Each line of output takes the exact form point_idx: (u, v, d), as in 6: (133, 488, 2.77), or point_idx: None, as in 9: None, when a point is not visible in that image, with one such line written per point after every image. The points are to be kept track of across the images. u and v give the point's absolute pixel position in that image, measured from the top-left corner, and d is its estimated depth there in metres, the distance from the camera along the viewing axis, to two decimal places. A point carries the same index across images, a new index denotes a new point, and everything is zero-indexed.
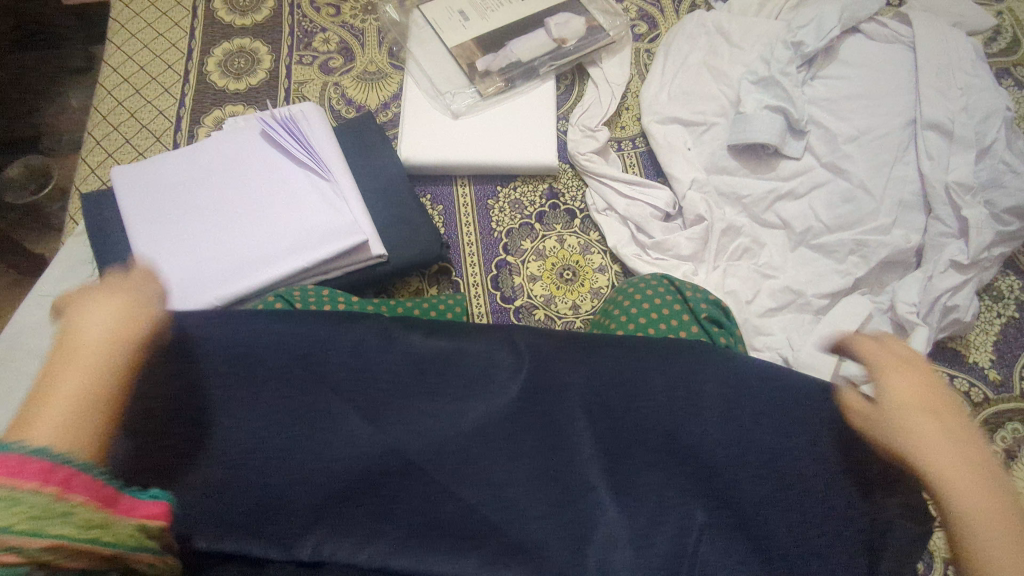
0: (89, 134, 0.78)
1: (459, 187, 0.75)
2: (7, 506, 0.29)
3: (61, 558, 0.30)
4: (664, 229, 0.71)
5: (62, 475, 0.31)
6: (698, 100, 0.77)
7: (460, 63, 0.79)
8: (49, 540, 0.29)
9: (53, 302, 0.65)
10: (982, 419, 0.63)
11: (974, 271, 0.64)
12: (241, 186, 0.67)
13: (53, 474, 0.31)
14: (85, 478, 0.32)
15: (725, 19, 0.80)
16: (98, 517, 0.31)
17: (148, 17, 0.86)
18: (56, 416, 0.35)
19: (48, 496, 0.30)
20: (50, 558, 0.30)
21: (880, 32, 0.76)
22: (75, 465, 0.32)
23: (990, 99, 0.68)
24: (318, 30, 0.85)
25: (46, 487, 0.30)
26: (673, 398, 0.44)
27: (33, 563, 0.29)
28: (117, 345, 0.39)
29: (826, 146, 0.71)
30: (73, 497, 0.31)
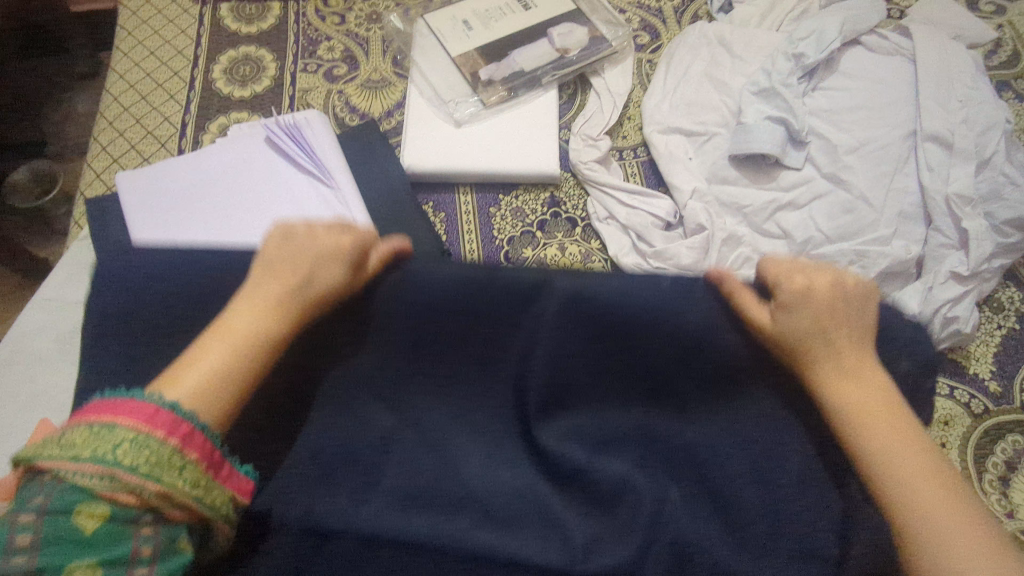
0: (94, 140, 0.78)
1: (461, 195, 0.76)
2: (140, 447, 0.36)
3: (165, 508, 0.36)
4: (665, 238, 0.72)
5: (149, 412, 0.38)
6: (699, 111, 0.77)
7: (463, 72, 0.80)
8: (162, 485, 0.36)
9: (55, 306, 0.65)
10: (983, 431, 0.63)
11: (974, 282, 0.65)
12: (245, 194, 0.67)
13: (177, 429, 0.38)
14: (202, 439, 0.39)
15: (726, 30, 0.81)
16: (169, 450, 0.37)
17: (155, 25, 0.87)
18: (205, 373, 0.42)
19: (171, 446, 0.37)
20: (155, 504, 0.36)
21: (880, 44, 0.77)
22: (196, 425, 0.39)
23: (990, 111, 0.68)
24: (323, 39, 0.86)
25: (171, 439, 0.37)
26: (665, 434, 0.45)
27: (143, 508, 0.36)
28: (273, 320, 0.44)
29: (826, 157, 0.72)
30: (188, 452, 0.38)
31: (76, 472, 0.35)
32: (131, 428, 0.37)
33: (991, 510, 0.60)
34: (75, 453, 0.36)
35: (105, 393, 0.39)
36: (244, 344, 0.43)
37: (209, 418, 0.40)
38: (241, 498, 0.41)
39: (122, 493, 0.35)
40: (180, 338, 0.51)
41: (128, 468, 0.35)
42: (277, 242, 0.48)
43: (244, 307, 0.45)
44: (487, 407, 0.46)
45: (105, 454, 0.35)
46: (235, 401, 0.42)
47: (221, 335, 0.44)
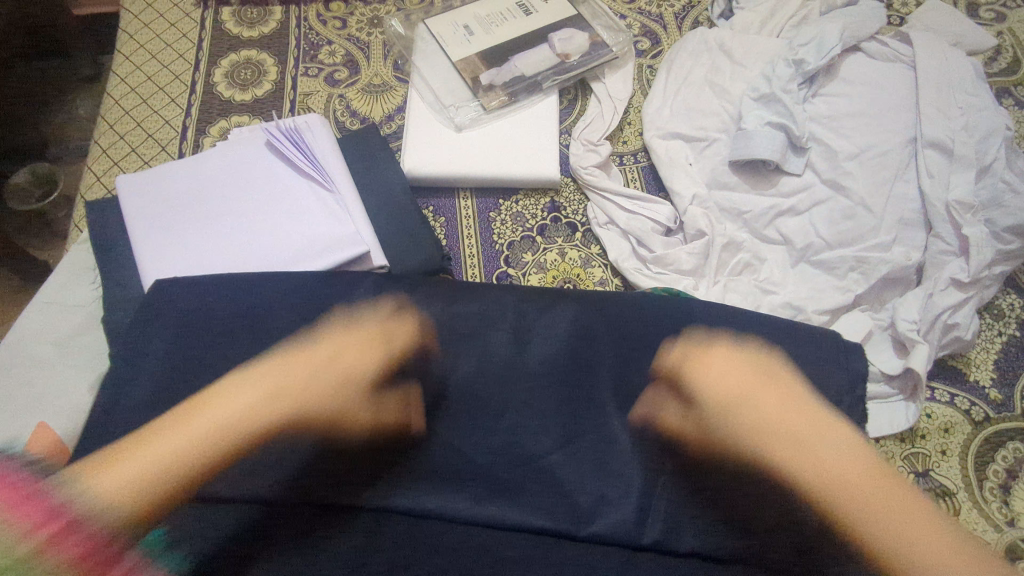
0: (95, 142, 0.78)
1: (462, 200, 0.76)
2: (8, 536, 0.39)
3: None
4: (665, 243, 0.72)
5: None
6: (699, 117, 0.77)
7: (464, 77, 0.80)
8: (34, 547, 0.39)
9: (54, 309, 0.65)
10: (984, 438, 0.63)
11: (975, 288, 0.64)
12: (245, 197, 0.67)
13: None
14: (84, 532, 0.41)
15: (727, 36, 0.81)
16: None
17: (156, 28, 0.87)
18: (169, 458, 0.46)
19: (37, 537, 0.40)
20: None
21: (880, 51, 0.77)
22: (104, 522, 0.42)
23: (990, 118, 0.68)
24: (325, 43, 0.86)
25: (41, 529, 0.40)
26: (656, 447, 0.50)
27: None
28: (225, 433, 0.47)
29: (827, 163, 0.72)
30: (57, 548, 0.40)
31: None
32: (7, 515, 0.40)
33: (992, 517, 0.59)
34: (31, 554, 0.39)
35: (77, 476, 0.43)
36: (210, 443, 0.47)
37: (114, 519, 0.42)
38: None
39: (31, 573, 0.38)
40: (197, 343, 0.54)
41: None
42: (302, 281, 0.57)
43: (242, 391, 0.50)
44: (494, 398, 0.51)
45: None
46: (180, 488, 0.46)
47: (191, 431, 0.47)
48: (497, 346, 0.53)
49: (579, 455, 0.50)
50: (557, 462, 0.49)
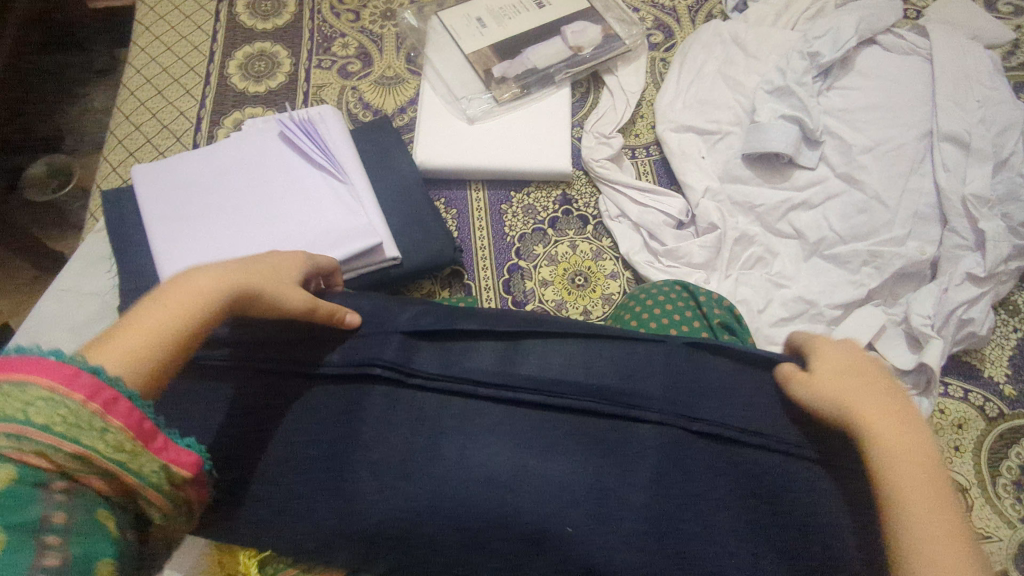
0: (111, 133, 0.79)
1: (473, 192, 0.76)
2: (55, 407, 0.29)
3: (83, 473, 0.30)
4: (676, 236, 0.72)
5: (33, 361, 0.30)
6: (713, 109, 0.77)
7: (477, 69, 0.80)
8: (83, 448, 0.29)
9: (69, 296, 0.66)
10: (997, 434, 0.63)
11: (990, 283, 0.64)
12: (260, 188, 0.68)
13: (99, 390, 0.30)
14: (128, 403, 0.31)
15: (742, 29, 0.80)
16: (83, 412, 0.30)
17: (172, 20, 0.87)
18: (125, 351, 0.36)
19: (91, 410, 0.30)
20: (70, 467, 0.30)
21: (897, 44, 0.76)
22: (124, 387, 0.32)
23: (1008, 111, 0.68)
24: (338, 35, 0.86)
25: (89, 403, 0.30)
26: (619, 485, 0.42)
27: (56, 469, 0.29)
28: (223, 292, 0.41)
29: (841, 157, 0.71)
30: (110, 417, 0.30)
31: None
32: (44, 386, 0.29)
33: (1005, 514, 0.59)
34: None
35: (20, 345, 0.31)
36: (188, 304, 0.39)
37: None
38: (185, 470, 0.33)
39: (31, 455, 0.29)
40: None
41: (42, 426, 0.29)
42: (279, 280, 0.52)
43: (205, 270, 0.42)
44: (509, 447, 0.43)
45: (18, 416, 0.29)
46: (163, 370, 0.37)
47: (129, 330, 0.37)
48: (540, 390, 0.45)
49: (589, 520, 0.41)
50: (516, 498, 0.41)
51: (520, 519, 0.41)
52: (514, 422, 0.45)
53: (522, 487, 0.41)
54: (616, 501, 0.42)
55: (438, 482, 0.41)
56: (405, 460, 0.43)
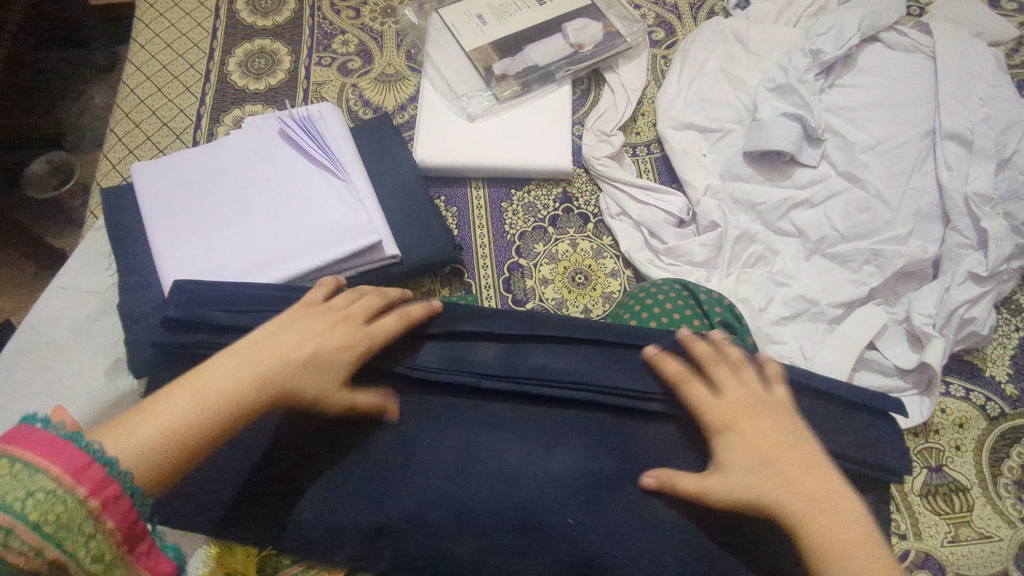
0: (111, 131, 0.79)
1: (474, 190, 0.76)
2: (52, 501, 0.33)
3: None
4: (677, 235, 0.71)
5: (49, 445, 0.34)
6: (714, 107, 0.76)
7: (477, 66, 0.80)
8: (64, 552, 0.33)
9: (70, 293, 0.65)
10: (999, 433, 0.62)
11: (993, 283, 0.64)
12: (259, 186, 0.67)
13: (101, 488, 0.35)
14: (126, 503, 0.35)
15: (744, 26, 0.80)
16: (86, 513, 0.34)
17: (171, 17, 0.87)
18: (138, 446, 0.38)
19: (88, 508, 0.34)
20: (62, 561, 0.33)
21: (900, 41, 0.75)
22: (125, 487, 0.36)
23: (1012, 109, 0.67)
24: (338, 32, 0.86)
25: (90, 500, 0.34)
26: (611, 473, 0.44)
27: (48, 563, 0.33)
28: (250, 390, 0.41)
29: (843, 155, 0.71)
30: (104, 519, 0.34)
31: None
32: (51, 476, 0.33)
33: (1006, 514, 0.59)
34: None
35: (38, 417, 0.35)
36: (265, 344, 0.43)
37: None
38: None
39: (14, 553, 0.32)
40: None
41: (31, 524, 0.32)
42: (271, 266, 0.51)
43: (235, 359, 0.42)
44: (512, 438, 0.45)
45: (12, 503, 0.32)
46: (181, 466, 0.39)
47: (143, 422, 0.39)
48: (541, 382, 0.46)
49: (584, 506, 0.42)
50: (517, 484, 0.43)
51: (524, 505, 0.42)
52: (519, 413, 0.46)
53: (525, 475, 0.43)
54: (614, 487, 0.43)
55: (439, 473, 0.43)
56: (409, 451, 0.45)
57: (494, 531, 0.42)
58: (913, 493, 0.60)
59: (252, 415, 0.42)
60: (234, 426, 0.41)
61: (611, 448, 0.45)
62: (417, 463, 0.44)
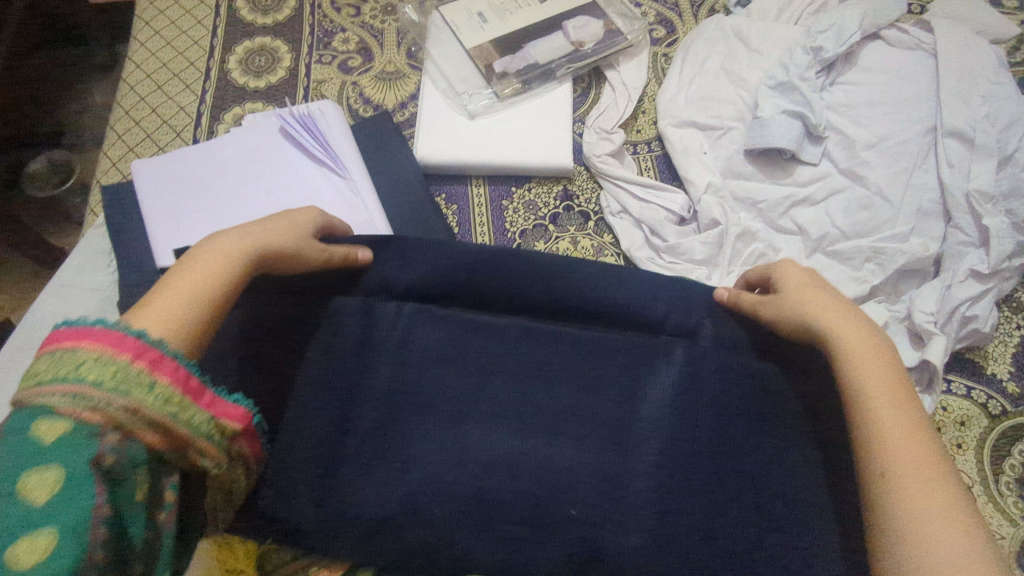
0: (111, 128, 0.79)
1: (474, 187, 0.75)
2: (105, 366, 0.34)
3: (133, 425, 0.34)
4: (678, 233, 0.71)
5: (80, 333, 0.35)
6: (715, 105, 0.76)
7: (478, 64, 0.79)
8: (132, 400, 0.34)
9: (69, 292, 0.65)
10: (1000, 431, 0.62)
11: (994, 280, 0.63)
12: (259, 184, 0.67)
13: (145, 353, 0.36)
14: (171, 363, 0.36)
15: (744, 24, 0.79)
16: (140, 371, 0.35)
17: (171, 15, 0.87)
18: (160, 310, 0.41)
19: (139, 367, 0.35)
20: (124, 421, 0.34)
21: (901, 39, 0.75)
22: (167, 351, 0.37)
23: (1013, 106, 0.67)
24: (338, 30, 0.86)
25: (138, 362, 0.35)
26: (611, 466, 0.45)
27: (110, 425, 0.33)
28: (252, 251, 0.47)
29: (844, 153, 0.71)
30: (156, 374, 0.35)
31: (49, 392, 0.33)
32: (95, 350, 0.34)
33: (1007, 512, 0.59)
34: (43, 377, 0.34)
35: (69, 320, 0.36)
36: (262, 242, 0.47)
37: None
38: (235, 422, 0.39)
39: (84, 410, 0.33)
40: None
41: (94, 384, 0.33)
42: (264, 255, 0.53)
43: (240, 232, 0.47)
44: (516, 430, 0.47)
45: (71, 375, 0.34)
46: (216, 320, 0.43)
47: (165, 290, 0.42)
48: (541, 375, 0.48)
49: (586, 499, 0.44)
50: (518, 478, 0.44)
51: (526, 497, 0.44)
52: (520, 404, 0.47)
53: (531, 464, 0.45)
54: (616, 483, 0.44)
55: (442, 468, 0.45)
56: (412, 447, 0.46)
57: (498, 523, 0.44)
58: None
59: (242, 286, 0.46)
60: (240, 282, 0.45)
61: (611, 441, 0.46)
62: (419, 459, 0.45)
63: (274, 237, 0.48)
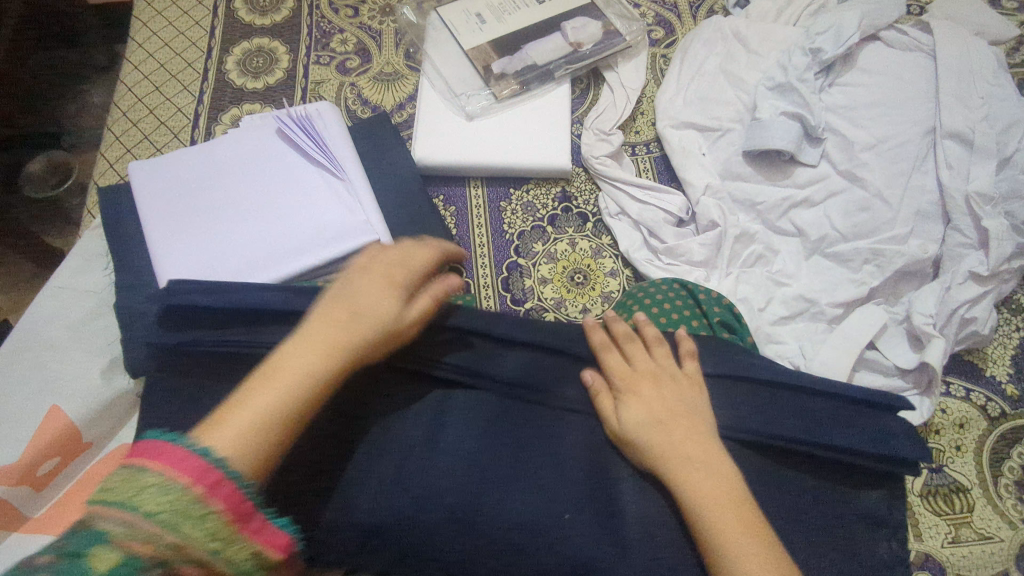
0: (108, 129, 0.79)
1: (472, 189, 0.75)
2: (168, 493, 0.33)
3: (181, 562, 0.33)
4: (676, 234, 0.71)
5: (160, 447, 0.35)
6: (713, 106, 0.76)
7: (476, 65, 0.79)
8: (183, 538, 0.33)
9: (66, 293, 0.65)
10: (999, 434, 0.62)
11: (994, 283, 0.63)
12: (257, 185, 0.67)
13: (207, 474, 0.34)
14: (230, 486, 0.35)
15: (743, 24, 0.79)
16: (199, 501, 0.33)
17: (169, 16, 0.87)
18: (236, 441, 0.37)
19: (197, 494, 0.34)
20: (172, 557, 0.32)
21: (900, 40, 0.75)
22: (229, 473, 0.35)
23: (1012, 108, 0.67)
24: (336, 31, 0.86)
25: (195, 487, 0.34)
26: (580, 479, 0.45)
27: (157, 560, 0.32)
28: (330, 365, 0.41)
29: (843, 154, 0.71)
30: (212, 502, 0.34)
31: (110, 515, 0.32)
32: (166, 474, 0.33)
33: (1007, 514, 0.59)
34: (109, 494, 0.33)
35: (160, 431, 0.36)
36: (340, 337, 0.42)
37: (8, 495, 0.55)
38: (278, 553, 0.36)
39: (137, 541, 0.32)
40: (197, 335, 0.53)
41: (153, 517, 0.32)
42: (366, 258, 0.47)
43: (300, 350, 0.41)
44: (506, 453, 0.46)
45: (135, 502, 0.32)
46: (272, 454, 0.39)
47: (236, 423, 0.38)
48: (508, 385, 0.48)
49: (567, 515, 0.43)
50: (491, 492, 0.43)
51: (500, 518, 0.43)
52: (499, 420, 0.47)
53: (516, 492, 0.44)
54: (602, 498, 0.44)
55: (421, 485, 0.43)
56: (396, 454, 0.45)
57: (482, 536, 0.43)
58: (913, 493, 0.60)
59: (319, 402, 0.41)
60: (322, 391, 0.41)
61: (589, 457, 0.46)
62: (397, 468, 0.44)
63: (349, 335, 0.42)
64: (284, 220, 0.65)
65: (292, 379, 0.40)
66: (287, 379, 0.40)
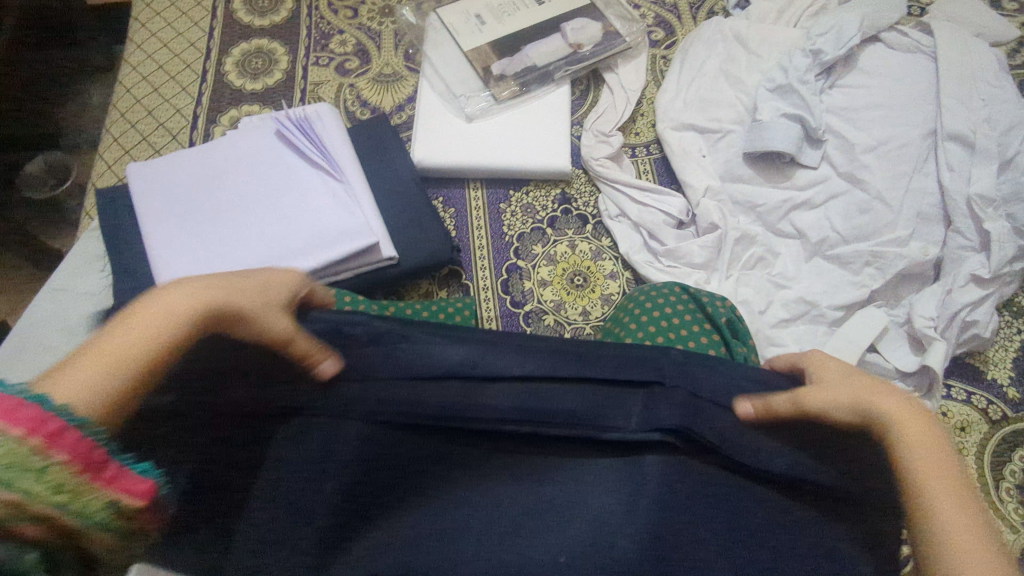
0: (107, 131, 0.79)
1: (471, 191, 0.75)
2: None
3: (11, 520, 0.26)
4: (676, 236, 0.71)
5: None
6: (714, 107, 0.76)
7: (476, 66, 0.79)
8: (12, 490, 0.26)
9: (62, 296, 0.65)
10: (1000, 437, 0.62)
11: (995, 285, 0.63)
12: (255, 187, 0.67)
13: (41, 426, 0.29)
14: (74, 436, 0.30)
15: (744, 26, 0.79)
16: (32, 450, 0.28)
17: (168, 17, 0.86)
18: (81, 376, 0.36)
19: (30, 445, 0.28)
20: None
21: (901, 41, 0.75)
22: (68, 421, 0.30)
23: (1014, 109, 0.67)
24: (336, 32, 0.85)
25: (29, 438, 0.28)
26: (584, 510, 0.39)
27: None
28: (195, 317, 0.40)
29: (844, 156, 0.70)
30: (53, 453, 0.29)
31: None
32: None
33: (1008, 518, 0.59)
34: None
35: None
36: (205, 296, 0.41)
37: None
38: (140, 500, 0.31)
39: None
40: None
41: None
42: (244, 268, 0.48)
43: (166, 297, 0.41)
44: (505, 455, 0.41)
45: None
46: (124, 395, 0.37)
47: (78, 362, 0.37)
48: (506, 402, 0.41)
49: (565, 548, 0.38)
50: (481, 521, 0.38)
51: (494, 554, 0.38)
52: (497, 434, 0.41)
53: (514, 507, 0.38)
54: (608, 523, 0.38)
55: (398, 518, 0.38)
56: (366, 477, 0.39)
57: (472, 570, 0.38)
58: None
59: (176, 351, 0.40)
60: (176, 347, 0.40)
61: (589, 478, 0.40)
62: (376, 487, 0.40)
63: (221, 296, 0.42)
64: (283, 221, 0.65)
65: (148, 322, 0.39)
66: (143, 324, 0.39)
